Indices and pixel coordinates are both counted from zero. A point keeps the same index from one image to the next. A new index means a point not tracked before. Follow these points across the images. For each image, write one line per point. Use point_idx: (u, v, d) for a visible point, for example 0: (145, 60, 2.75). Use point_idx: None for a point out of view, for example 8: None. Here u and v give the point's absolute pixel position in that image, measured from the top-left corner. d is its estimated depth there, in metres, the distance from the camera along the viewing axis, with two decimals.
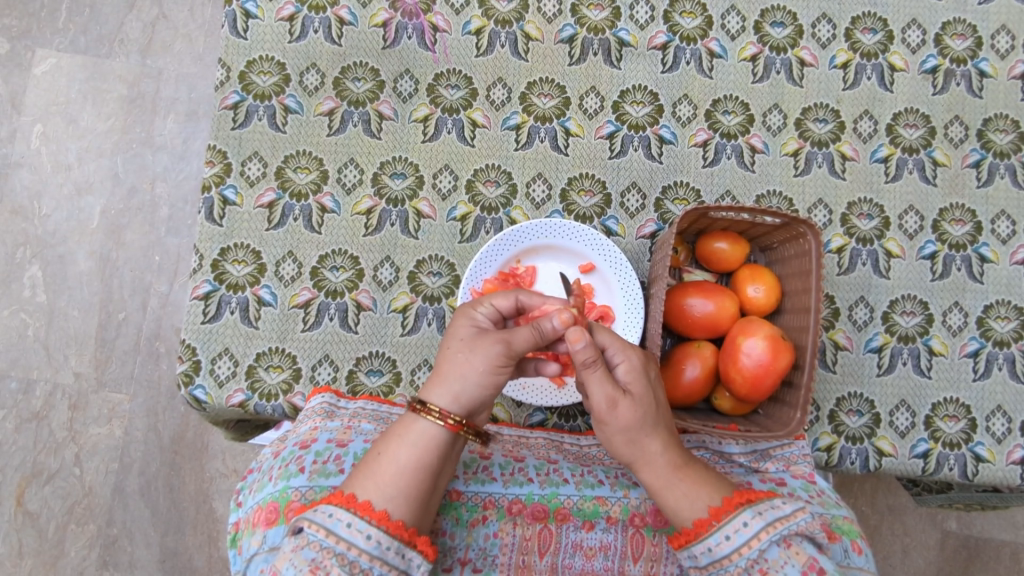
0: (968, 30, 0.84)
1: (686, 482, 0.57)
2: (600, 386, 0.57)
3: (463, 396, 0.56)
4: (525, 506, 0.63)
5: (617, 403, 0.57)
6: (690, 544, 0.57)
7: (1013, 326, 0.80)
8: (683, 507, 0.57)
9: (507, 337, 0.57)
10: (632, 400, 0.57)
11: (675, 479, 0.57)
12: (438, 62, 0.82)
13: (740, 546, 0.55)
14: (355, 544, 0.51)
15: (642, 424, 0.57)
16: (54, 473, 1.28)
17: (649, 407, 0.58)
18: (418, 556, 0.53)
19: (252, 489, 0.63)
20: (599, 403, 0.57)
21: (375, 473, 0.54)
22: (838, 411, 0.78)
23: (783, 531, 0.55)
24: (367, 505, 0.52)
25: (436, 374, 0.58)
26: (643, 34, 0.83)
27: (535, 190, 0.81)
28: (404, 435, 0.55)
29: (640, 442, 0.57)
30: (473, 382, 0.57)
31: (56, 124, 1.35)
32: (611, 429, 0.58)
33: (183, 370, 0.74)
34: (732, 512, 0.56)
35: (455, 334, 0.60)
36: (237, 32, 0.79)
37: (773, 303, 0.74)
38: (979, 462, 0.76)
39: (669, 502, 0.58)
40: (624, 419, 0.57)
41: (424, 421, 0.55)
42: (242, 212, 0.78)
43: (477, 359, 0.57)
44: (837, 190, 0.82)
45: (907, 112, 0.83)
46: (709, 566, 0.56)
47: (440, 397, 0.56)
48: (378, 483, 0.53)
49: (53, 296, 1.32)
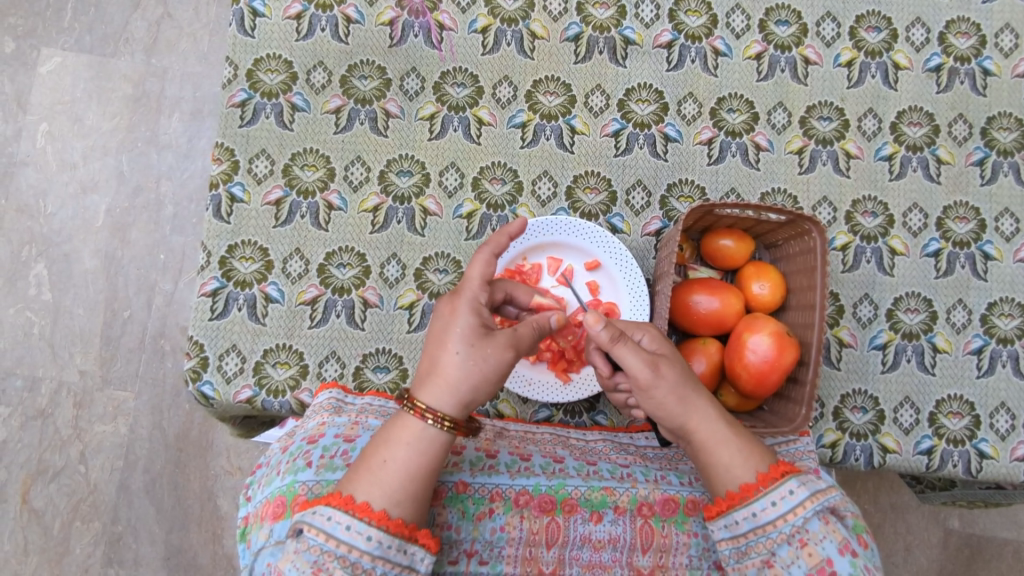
0: (972, 29, 0.84)
1: (740, 438, 0.59)
2: (636, 354, 0.59)
3: (471, 402, 0.58)
4: (532, 498, 0.63)
5: (659, 365, 0.60)
6: (732, 508, 0.57)
7: (1016, 323, 0.80)
8: (739, 463, 0.58)
9: (516, 342, 0.59)
10: (668, 361, 0.61)
11: (730, 435, 0.59)
12: (444, 61, 0.82)
13: (785, 513, 0.56)
14: (356, 546, 0.52)
15: (686, 382, 0.60)
16: (59, 471, 1.29)
17: (684, 366, 0.61)
18: (421, 551, 0.54)
19: (261, 483, 0.63)
20: (641, 368, 0.59)
21: (378, 477, 0.54)
22: (842, 407, 0.78)
23: (826, 503, 0.56)
24: (366, 507, 0.53)
25: (440, 377, 0.57)
26: (648, 32, 0.83)
27: (540, 187, 0.82)
28: (406, 440, 0.55)
29: (692, 399, 0.60)
30: (482, 388, 0.58)
31: (62, 124, 1.36)
32: (659, 395, 0.59)
33: (191, 367, 0.74)
34: (779, 479, 0.57)
35: (461, 334, 0.58)
36: (244, 30, 0.80)
37: (777, 300, 0.75)
38: (982, 458, 0.77)
39: (723, 459, 0.59)
40: (671, 379, 0.59)
41: (429, 429, 0.56)
42: (249, 210, 0.78)
43: (492, 365, 0.58)
44: (840, 188, 0.82)
45: (910, 111, 0.83)
46: (748, 533, 0.57)
47: (449, 402, 0.57)
48: (380, 485, 0.54)
49: (58, 295, 1.33)
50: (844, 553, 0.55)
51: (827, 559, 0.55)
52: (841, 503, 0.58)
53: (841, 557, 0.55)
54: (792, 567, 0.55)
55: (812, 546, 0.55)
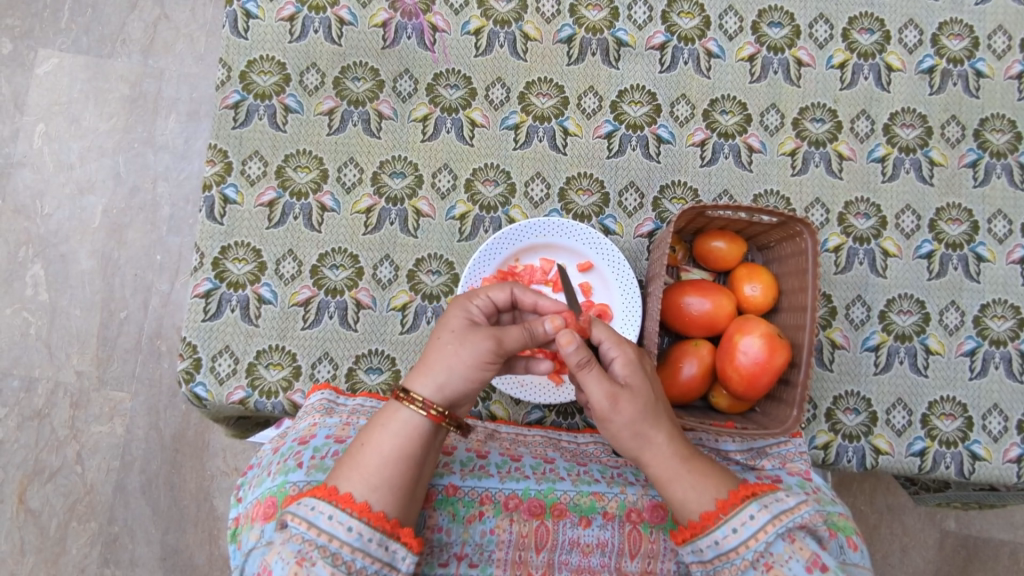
0: (965, 30, 0.84)
1: (693, 472, 0.59)
2: (598, 386, 0.59)
3: (447, 387, 0.58)
4: (521, 502, 0.64)
5: (619, 398, 0.59)
6: (695, 537, 0.58)
7: (1010, 325, 0.80)
8: (691, 498, 0.59)
9: (498, 335, 0.60)
10: (631, 394, 0.59)
11: (682, 471, 0.59)
12: (437, 62, 0.82)
13: (747, 539, 0.57)
14: (337, 536, 0.52)
15: (644, 418, 0.59)
16: (56, 471, 1.30)
17: (649, 398, 0.60)
18: (402, 548, 0.54)
19: (252, 484, 0.63)
20: (600, 400, 0.59)
21: (359, 464, 0.55)
22: (835, 409, 0.78)
23: (788, 523, 0.57)
24: (348, 497, 0.53)
25: (422, 364, 0.59)
26: (641, 33, 0.83)
27: (533, 188, 0.82)
28: (387, 425, 0.57)
29: (646, 434, 0.59)
30: (458, 374, 0.58)
31: (59, 124, 1.37)
32: (617, 426, 0.60)
33: (184, 368, 0.75)
34: (738, 505, 0.57)
35: (448, 325, 0.61)
36: (237, 32, 0.80)
37: (770, 301, 0.74)
38: (975, 460, 0.77)
39: (677, 495, 0.59)
40: (628, 414, 0.59)
41: (406, 411, 0.57)
42: (242, 211, 0.78)
43: (465, 351, 0.58)
44: (834, 189, 0.82)
45: (903, 113, 0.83)
46: (714, 559, 0.58)
47: (425, 386, 0.58)
48: (362, 474, 0.54)
49: (55, 296, 1.33)
50: (811, 570, 0.56)
51: None
52: (810, 520, 0.58)
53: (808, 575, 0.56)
54: None
55: (778, 568, 0.56)
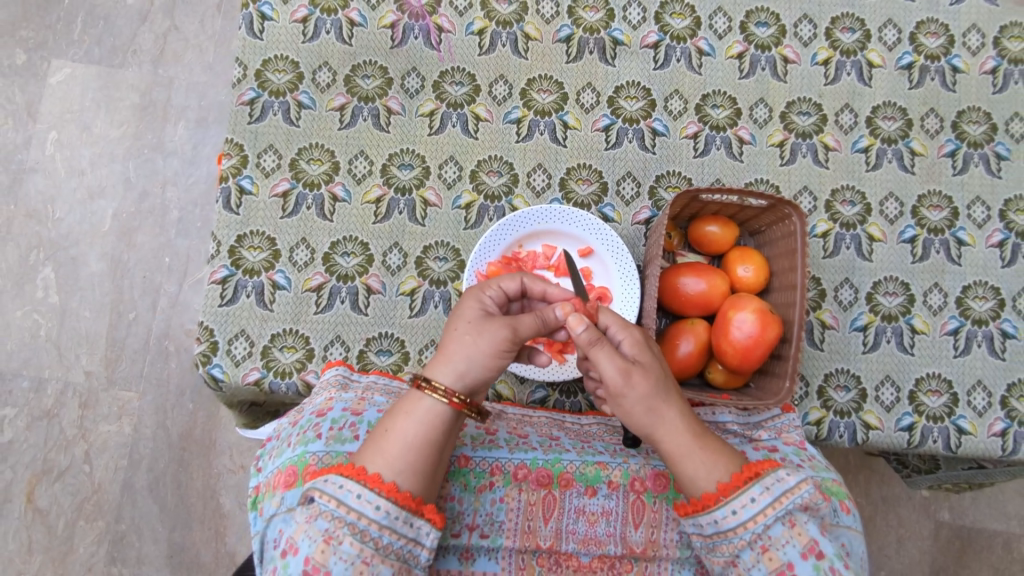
0: (940, 29, 0.89)
1: (703, 449, 0.62)
2: (611, 362, 0.61)
3: (467, 375, 0.60)
4: (530, 472, 0.67)
5: (632, 374, 0.61)
6: (699, 513, 0.61)
7: (991, 305, 0.84)
8: (701, 474, 0.61)
9: (513, 323, 0.62)
10: (643, 370, 0.61)
11: (693, 447, 0.62)
12: (443, 61, 0.87)
13: (746, 520, 0.59)
14: (365, 514, 0.55)
15: (657, 393, 0.61)
16: (64, 470, 1.32)
17: (659, 376, 0.62)
18: (426, 525, 0.57)
19: (272, 455, 0.67)
20: (615, 376, 0.61)
21: (384, 448, 0.58)
22: (826, 386, 0.82)
23: (788, 508, 0.59)
24: (376, 478, 0.56)
25: (442, 354, 0.61)
26: (636, 33, 0.88)
27: (535, 179, 0.86)
28: (410, 412, 0.59)
29: (658, 411, 0.61)
30: (478, 363, 0.60)
31: (71, 131, 1.41)
32: (630, 403, 0.61)
33: (201, 351, 0.78)
34: (742, 488, 0.60)
35: (463, 316, 0.63)
36: (253, 33, 0.84)
37: (762, 281, 0.78)
38: (961, 434, 0.80)
39: (687, 470, 0.61)
40: (640, 390, 0.61)
41: (429, 399, 0.59)
42: (257, 202, 0.82)
43: (484, 340, 0.60)
44: (821, 178, 0.86)
45: (885, 106, 0.88)
46: (713, 535, 0.61)
47: (446, 375, 0.60)
48: (388, 457, 0.57)
49: (65, 298, 1.36)
50: (805, 555, 0.59)
51: (788, 563, 0.59)
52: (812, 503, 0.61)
53: (802, 560, 0.59)
54: (754, 569, 0.60)
55: (774, 550, 0.59)
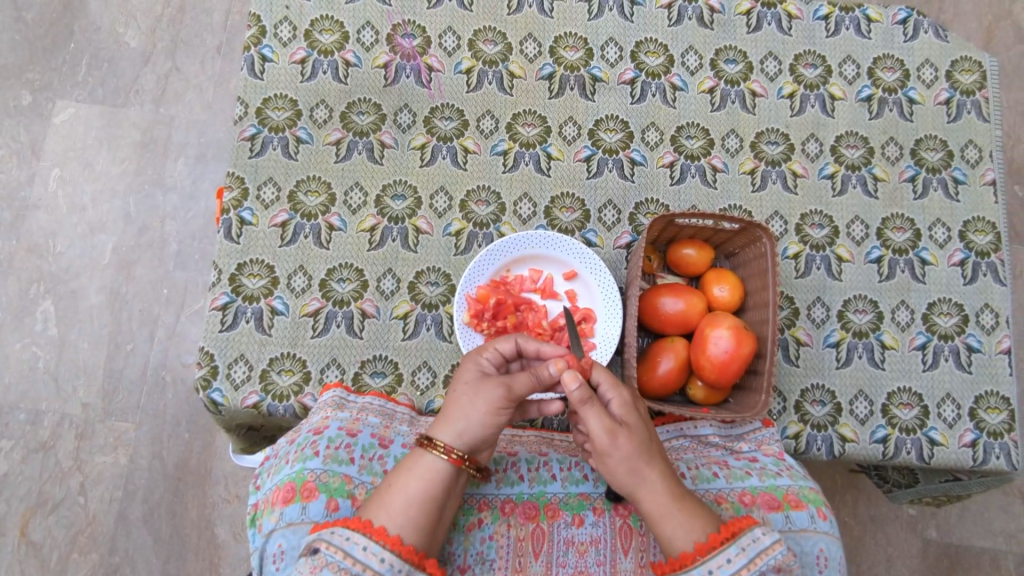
0: (896, 64, 0.96)
1: (682, 511, 0.62)
2: (598, 420, 0.64)
3: (466, 433, 0.63)
4: (516, 506, 0.70)
5: (616, 434, 0.63)
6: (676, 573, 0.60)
7: (955, 321, 0.89)
8: (679, 535, 0.61)
9: (508, 383, 0.66)
10: (628, 431, 0.64)
11: (672, 508, 0.62)
12: (433, 98, 0.92)
13: None
14: (370, 565, 0.57)
15: (640, 454, 0.63)
16: (58, 502, 1.32)
17: (644, 438, 0.64)
18: None
19: (270, 473, 0.69)
20: (600, 434, 0.63)
21: (388, 503, 0.60)
22: (803, 401, 0.85)
23: (762, 566, 0.60)
24: (381, 530, 0.58)
25: (443, 416, 0.65)
26: (613, 70, 0.94)
27: (522, 207, 0.90)
28: (413, 469, 0.62)
29: (640, 472, 0.63)
30: (475, 421, 0.64)
31: (73, 169, 1.45)
32: (613, 462, 0.63)
33: (202, 375, 0.81)
34: (717, 548, 0.60)
35: (462, 379, 0.68)
36: (254, 73, 0.90)
37: (737, 300, 0.82)
38: (933, 445, 0.84)
39: (665, 532, 0.62)
40: (623, 450, 0.63)
41: (430, 455, 0.62)
42: (257, 231, 0.86)
43: (480, 401, 0.64)
44: (790, 203, 0.92)
45: (848, 135, 0.94)
46: None
47: (447, 434, 0.63)
48: (392, 511, 0.59)
49: (64, 330, 1.39)
50: None
51: None
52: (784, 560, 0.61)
53: None
54: None
55: None
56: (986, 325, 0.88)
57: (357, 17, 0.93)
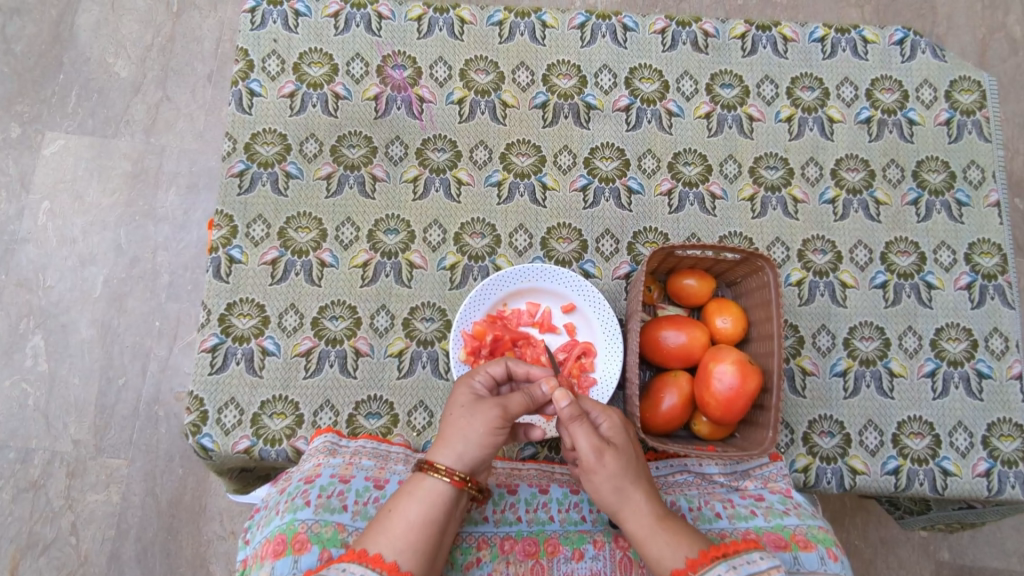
0: (894, 85, 0.94)
1: (668, 531, 0.61)
2: (587, 438, 0.64)
3: (466, 455, 0.62)
4: (516, 543, 0.67)
5: (604, 452, 0.63)
6: None
7: (964, 346, 0.86)
8: (666, 556, 0.60)
9: (503, 402, 0.65)
10: (615, 450, 0.64)
11: (658, 528, 0.61)
12: (425, 129, 0.91)
13: None
14: None
15: (627, 474, 0.63)
16: (49, 543, 1.29)
17: (631, 459, 0.65)
18: None
19: (260, 525, 0.66)
20: (588, 452, 0.63)
21: (386, 529, 0.58)
22: (810, 432, 0.83)
23: None
24: (379, 558, 0.55)
25: (440, 438, 0.64)
26: (608, 97, 0.93)
27: (517, 239, 0.88)
28: (412, 493, 0.60)
29: (625, 490, 0.63)
30: (475, 443, 0.62)
31: (63, 201, 1.43)
32: (599, 480, 0.63)
33: (191, 421, 0.79)
34: (709, 564, 0.58)
35: (456, 400, 0.66)
36: (243, 108, 0.88)
37: (741, 331, 0.80)
38: (946, 476, 0.81)
39: (653, 553, 0.60)
40: (609, 468, 0.63)
41: (431, 479, 0.61)
42: (247, 269, 0.84)
43: (477, 422, 0.63)
44: (791, 228, 0.90)
45: (848, 158, 0.92)
46: None
47: (447, 457, 0.62)
48: (390, 537, 0.57)
49: (54, 365, 1.36)
50: None
51: None
52: None
53: None
54: None
55: None
56: (996, 349, 0.86)
57: (347, 49, 0.92)
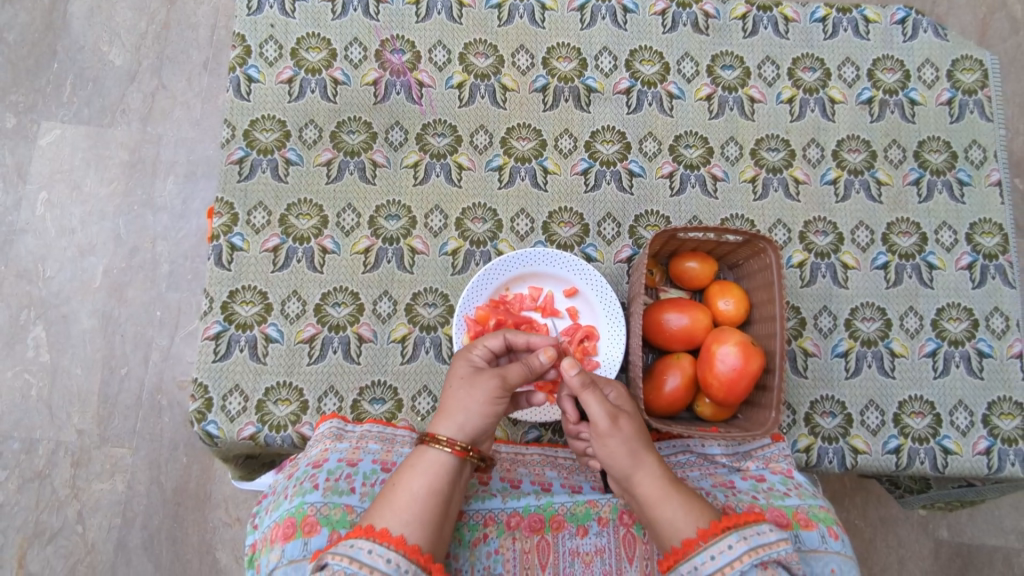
0: (896, 65, 0.94)
1: (680, 494, 0.61)
2: (599, 406, 0.65)
3: (467, 425, 0.62)
4: (522, 519, 0.67)
5: (616, 420, 0.65)
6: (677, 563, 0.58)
7: (965, 326, 0.87)
8: (679, 519, 0.60)
9: (502, 372, 0.66)
10: (627, 420, 0.65)
11: (670, 491, 0.61)
12: (425, 114, 0.90)
13: (723, 567, 0.56)
14: (377, 568, 0.53)
15: (639, 440, 0.64)
16: (56, 532, 1.30)
17: (641, 430, 0.66)
18: None
19: (269, 510, 0.67)
20: (601, 419, 0.65)
21: (392, 503, 0.57)
22: (812, 413, 0.84)
23: (764, 556, 0.57)
24: (385, 532, 0.55)
25: (441, 411, 0.64)
26: (608, 80, 0.92)
27: (519, 224, 0.88)
28: (415, 466, 0.60)
29: (638, 455, 0.63)
30: (475, 412, 0.63)
31: (61, 191, 1.43)
32: (611, 446, 0.64)
33: (196, 408, 0.79)
34: (718, 534, 0.58)
35: (455, 373, 0.67)
36: (241, 94, 0.88)
37: (743, 313, 0.81)
38: (947, 454, 0.82)
39: (666, 515, 0.60)
40: (623, 434, 0.64)
41: (433, 450, 0.61)
42: (248, 257, 0.84)
43: (477, 392, 0.64)
44: (793, 211, 0.90)
45: (850, 139, 0.92)
46: None
47: (447, 427, 0.62)
48: (396, 511, 0.57)
49: (56, 356, 1.36)
50: None
51: None
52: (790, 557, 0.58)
53: None
54: None
55: None
56: (997, 329, 0.87)
57: (345, 33, 0.91)
